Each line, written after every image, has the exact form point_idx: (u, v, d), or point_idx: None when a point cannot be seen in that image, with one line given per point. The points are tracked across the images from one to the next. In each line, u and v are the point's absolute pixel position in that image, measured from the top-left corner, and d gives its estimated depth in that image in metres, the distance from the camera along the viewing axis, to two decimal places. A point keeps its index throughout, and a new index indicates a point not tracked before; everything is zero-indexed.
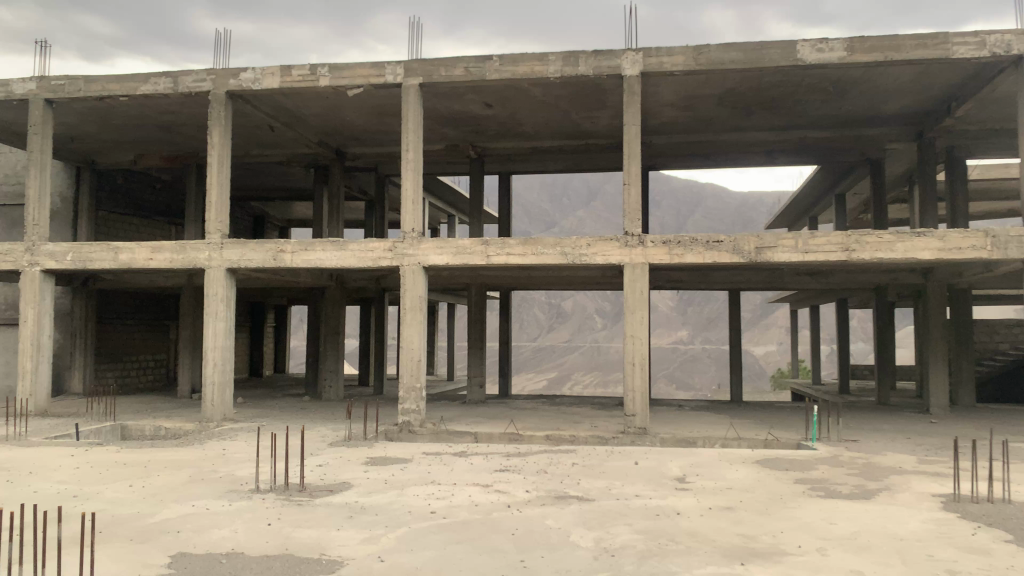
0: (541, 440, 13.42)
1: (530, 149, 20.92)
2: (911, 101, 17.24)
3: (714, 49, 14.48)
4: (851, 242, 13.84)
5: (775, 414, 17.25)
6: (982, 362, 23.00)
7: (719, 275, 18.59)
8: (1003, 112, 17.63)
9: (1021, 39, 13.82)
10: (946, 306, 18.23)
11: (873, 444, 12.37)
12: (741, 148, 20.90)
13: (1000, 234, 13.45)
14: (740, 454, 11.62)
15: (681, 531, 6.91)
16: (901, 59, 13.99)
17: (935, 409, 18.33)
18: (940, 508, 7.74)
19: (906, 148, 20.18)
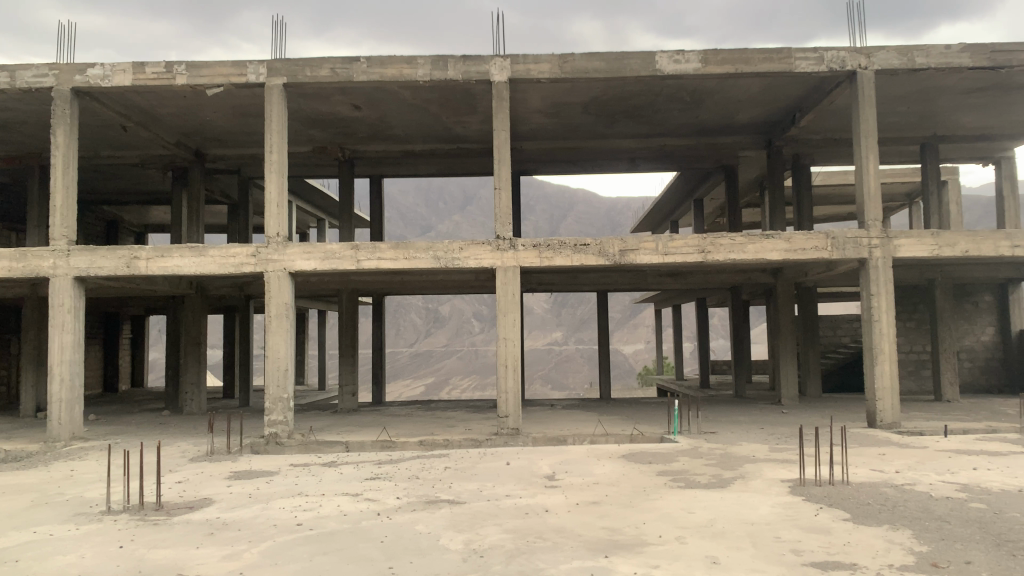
0: (414, 446, 13.33)
1: (400, 153, 20.77)
2: (761, 111, 18.34)
3: (578, 57, 14.87)
4: (707, 245, 14.56)
5: (641, 410, 17.89)
6: (827, 355, 24.78)
7: (587, 277, 19.11)
8: (840, 124, 19.07)
9: (854, 56, 14.98)
10: (794, 304, 19.49)
11: (729, 435, 13.06)
12: (607, 155, 21.57)
13: (839, 236, 14.57)
14: (608, 451, 11.98)
15: (549, 528, 7.04)
16: (750, 71, 14.87)
17: (786, 400, 19.62)
18: (788, 492, 8.27)
19: (756, 155, 21.46)
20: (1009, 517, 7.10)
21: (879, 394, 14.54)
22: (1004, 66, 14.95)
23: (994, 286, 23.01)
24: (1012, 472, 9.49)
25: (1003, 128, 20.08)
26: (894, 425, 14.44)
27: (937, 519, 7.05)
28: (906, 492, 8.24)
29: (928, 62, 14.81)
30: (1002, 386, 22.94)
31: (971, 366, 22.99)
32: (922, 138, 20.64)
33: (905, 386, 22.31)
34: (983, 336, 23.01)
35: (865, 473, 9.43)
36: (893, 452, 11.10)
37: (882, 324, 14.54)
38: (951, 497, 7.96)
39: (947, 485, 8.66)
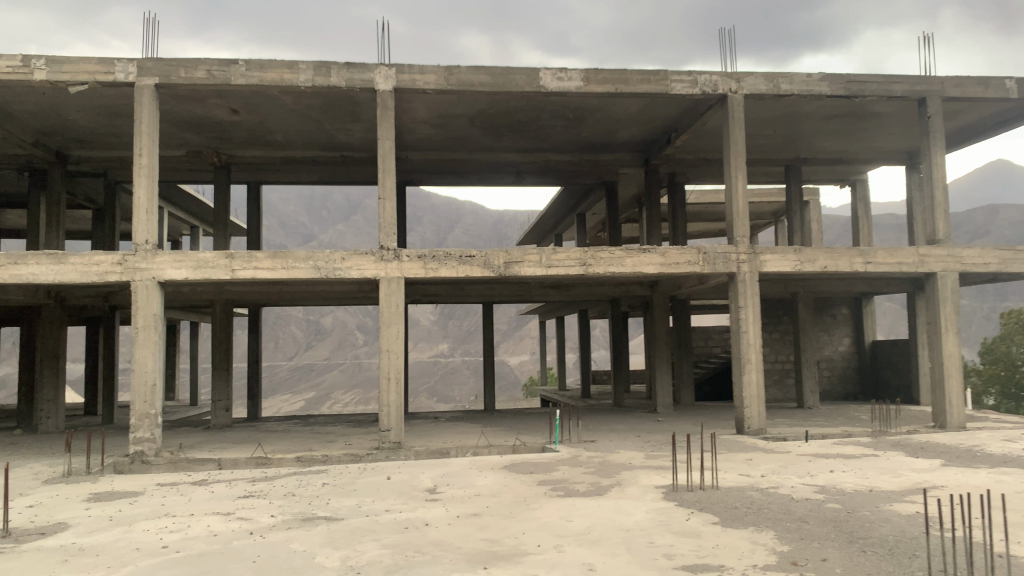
0: (291, 462, 12.93)
1: (280, 160, 20.22)
2: (639, 130, 19.00)
3: (464, 70, 14.95)
4: (588, 258, 14.88)
5: (522, 421, 18.03)
6: (700, 365, 25.84)
7: (471, 289, 19.16)
8: (712, 144, 20.01)
9: (726, 81, 15.75)
10: (669, 315, 20.20)
11: (608, 444, 13.39)
12: (492, 168, 21.75)
13: (710, 251, 15.27)
14: (490, 462, 12.01)
15: (428, 542, 6.98)
16: (630, 91, 15.38)
17: (661, 409, 20.28)
18: (661, 498, 8.55)
19: (635, 172, 22.20)
20: (861, 515, 7.60)
21: (747, 401, 15.26)
22: (858, 95, 16.12)
23: (850, 299, 24.66)
24: (864, 473, 10.17)
25: (857, 153, 21.63)
26: (760, 431, 15.19)
27: (797, 519, 7.46)
28: (770, 495, 8.68)
29: (792, 88, 15.79)
30: (857, 393, 24.58)
31: (830, 374, 24.50)
32: (787, 160, 21.93)
33: (771, 395, 23.56)
34: (841, 346, 24.60)
35: (734, 477, 9.85)
36: (759, 457, 11.68)
37: (749, 335, 15.28)
38: (810, 499, 8.45)
39: (807, 487, 9.19)
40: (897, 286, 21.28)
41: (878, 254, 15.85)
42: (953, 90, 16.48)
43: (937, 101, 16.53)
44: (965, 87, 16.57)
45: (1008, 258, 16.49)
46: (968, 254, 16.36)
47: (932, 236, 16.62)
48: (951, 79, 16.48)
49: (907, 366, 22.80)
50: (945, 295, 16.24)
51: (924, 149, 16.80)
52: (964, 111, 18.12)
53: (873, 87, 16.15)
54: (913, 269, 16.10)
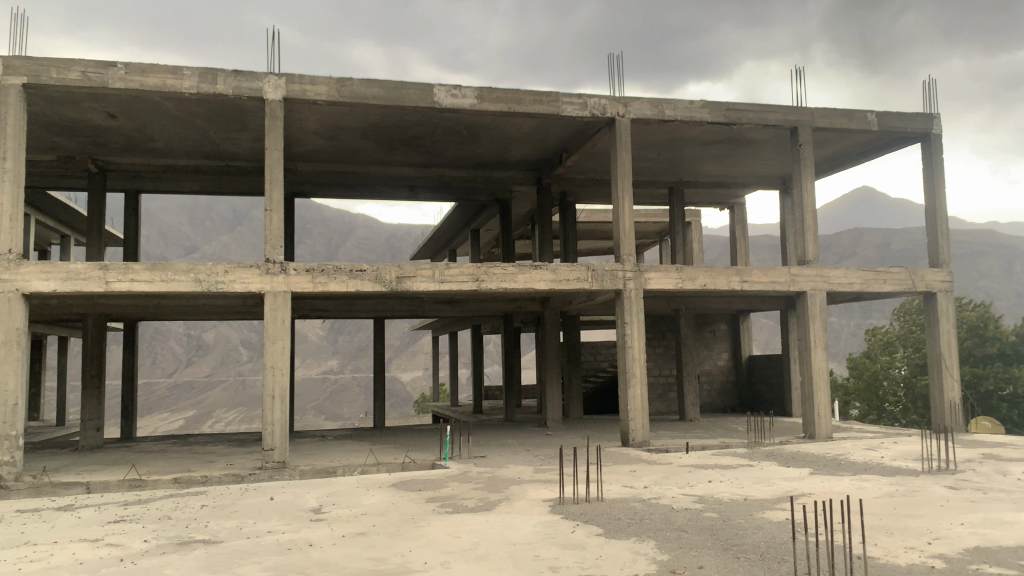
0: (168, 484, 12.35)
1: (162, 168, 19.39)
2: (531, 149, 19.34)
3: (357, 83, 14.82)
4: (480, 273, 14.98)
5: (412, 437, 17.89)
6: (588, 379, 26.40)
7: (362, 304, 18.90)
8: (601, 165, 20.59)
9: (614, 104, 16.26)
10: (560, 331, 20.56)
11: (497, 459, 13.47)
12: (385, 182, 21.60)
13: (598, 268, 15.68)
14: (378, 480, 11.85)
15: (312, 563, 6.82)
16: (522, 110, 15.64)
17: (551, 422, 20.54)
18: (548, 511, 8.67)
19: (528, 190, 22.53)
20: (735, 523, 7.96)
21: (632, 414, 15.68)
22: (737, 123, 16.99)
23: (728, 316, 25.81)
24: (739, 482, 10.65)
25: (736, 177, 22.74)
26: (644, 443, 15.64)
27: (676, 528, 7.73)
28: (652, 505, 8.96)
29: (675, 114, 16.47)
30: (734, 405, 25.72)
31: (710, 387, 25.52)
32: (671, 183, 22.82)
33: (655, 408, 24.32)
34: (719, 361, 25.69)
35: (618, 489, 10.11)
36: (643, 469, 12.04)
37: (634, 349, 15.73)
38: (689, 508, 8.77)
39: (686, 497, 9.54)
40: (771, 304, 22.45)
41: (753, 274, 16.71)
42: (822, 121, 17.61)
43: (808, 131, 17.61)
44: (832, 118, 17.73)
45: (869, 279, 17.71)
46: (835, 274, 17.46)
47: (802, 257, 17.66)
48: (819, 111, 17.61)
49: (779, 380, 24.06)
50: (813, 313, 17.25)
51: (795, 175, 17.84)
52: (831, 142, 19.40)
53: (750, 116, 17.06)
54: (785, 288, 17.05)
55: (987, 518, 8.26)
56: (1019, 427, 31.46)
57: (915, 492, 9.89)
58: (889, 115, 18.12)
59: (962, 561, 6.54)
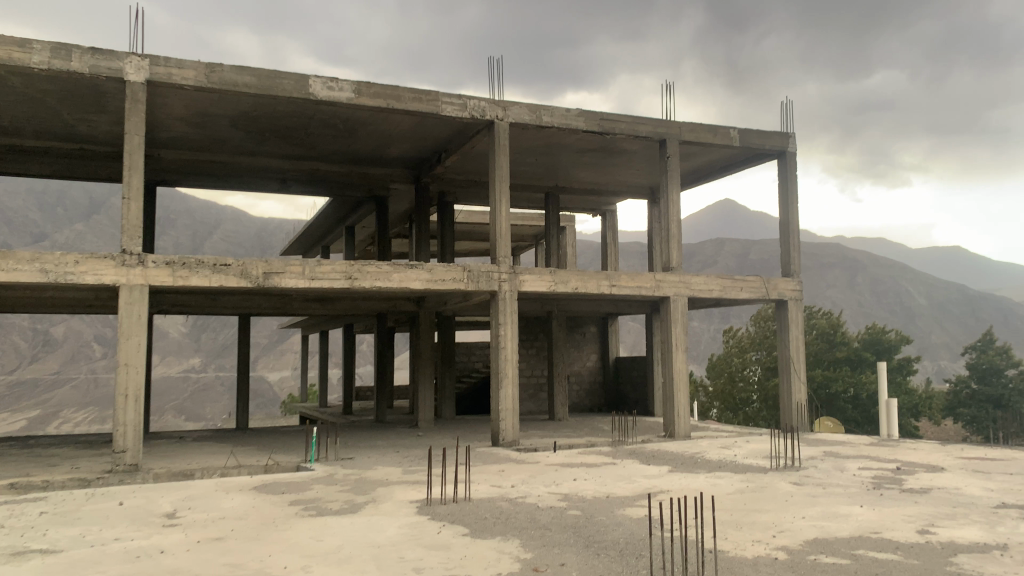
0: (2, 490, 11.39)
1: (5, 147, 17.89)
2: (409, 147, 19.18)
3: (227, 69, 14.23)
4: (353, 271, 14.71)
5: (278, 439, 17.33)
6: (461, 380, 26.48)
7: (227, 300, 18.16)
8: (478, 167, 20.69)
9: (493, 107, 16.37)
10: (433, 331, 20.50)
11: (364, 460, 13.27)
12: (254, 173, 20.82)
13: (474, 269, 15.74)
14: (239, 483, 11.40)
15: (162, 571, 6.48)
16: (400, 108, 15.49)
17: (423, 423, 20.43)
18: (415, 513, 8.61)
19: (405, 189, 22.34)
20: (597, 520, 8.19)
21: (502, 415, 15.83)
22: (610, 132, 17.52)
23: (597, 319, 26.53)
24: (602, 481, 10.96)
25: (608, 185, 23.43)
26: (514, 443, 15.82)
27: (540, 527, 7.86)
28: (517, 504, 9.07)
29: (552, 120, 16.78)
30: (601, 405, 26.47)
31: (578, 388, 26.13)
32: (547, 188, 23.24)
33: (526, 408, 24.68)
34: (588, 362, 26.39)
35: (485, 489, 10.17)
36: (511, 468, 12.18)
37: (507, 350, 15.88)
38: (554, 507, 8.94)
39: (551, 496, 9.72)
40: (637, 307, 23.29)
41: (622, 278, 17.27)
42: (689, 135, 18.42)
43: (676, 144, 18.36)
44: (698, 133, 18.59)
45: (728, 286, 18.69)
46: (696, 281, 18.29)
47: (667, 264, 18.41)
48: (687, 125, 18.41)
49: (644, 381, 24.96)
50: (676, 317, 18.01)
51: (663, 185, 18.56)
52: (696, 155, 20.32)
53: (622, 126, 17.64)
54: (651, 293, 17.72)
55: (826, 511, 8.88)
56: (859, 426, 34.01)
57: (763, 488, 10.50)
58: (750, 132, 19.19)
59: (802, 552, 7.00)
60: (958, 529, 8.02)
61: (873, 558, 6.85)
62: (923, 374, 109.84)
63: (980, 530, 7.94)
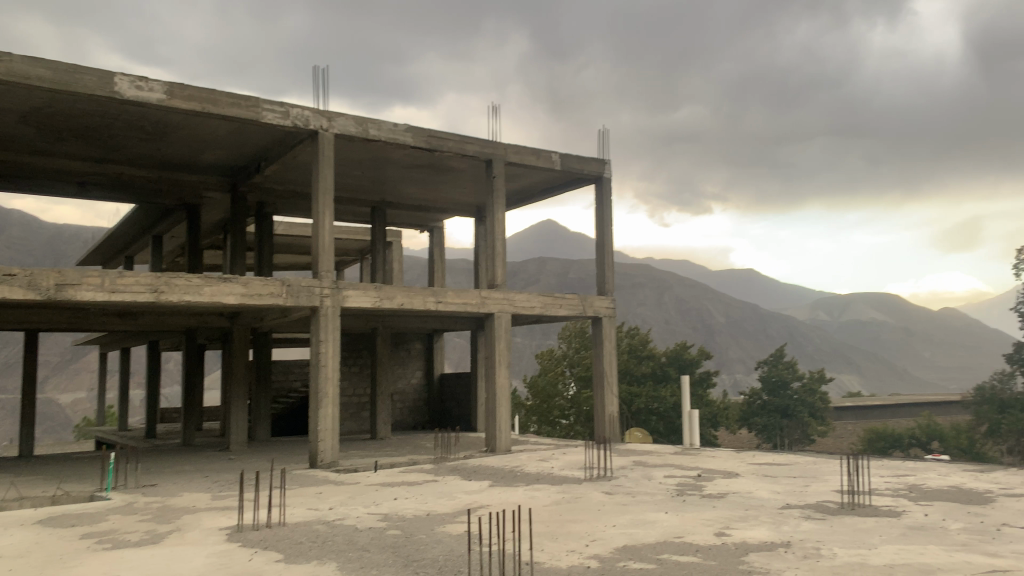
0: None
1: None
2: (226, 154, 18.30)
3: (17, 60, 12.93)
4: (160, 284, 13.78)
5: (68, 467, 15.80)
6: (278, 400, 25.49)
7: (9, 313, 16.38)
8: (301, 178, 20.11)
9: (317, 117, 15.99)
10: (249, 348, 19.59)
11: (169, 487, 12.41)
12: (47, 175, 19.01)
13: (293, 283, 15.22)
14: (20, 517, 10.29)
15: None
16: (217, 113, 14.76)
17: (235, 445, 19.41)
18: (224, 541, 8.16)
19: (220, 198, 21.27)
20: (416, 538, 8.14)
21: (321, 435, 15.36)
22: (438, 149, 17.67)
23: (422, 336, 26.49)
24: (423, 498, 10.91)
25: (434, 202, 23.57)
26: (333, 464, 15.39)
27: (359, 548, 7.70)
28: (335, 527, 8.83)
29: (379, 134, 16.66)
30: (424, 422, 26.41)
31: (401, 406, 25.90)
32: (372, 202, 22.99)
33: (346, 427, 24.14)
34: (412, 379, 26.24)
35: (302, 512, 9.83)
36: (329, 490, 11.85)
37: (328, 368, 15.45)
38: (373, 527, 8.80)
39: (371, 516, 9.55)
40: (462, 324, 23.52)
41: (447, 294, 17.39)
42: (513, 156, 18.93)
43: (501, 164, 18.79)
44: (522, 155, 19.15)
45: (548, 303, 19.33)
46: (519, 298, 18.77)
47: (491, 282, 18.75)
48: (512, 146, 18.92)
49: (467, 397, 25.21)
50: (499, 334, 18.34)
51: (488, 204, 18.91)
52: (520, 177, 20.92)
53: (449, 144, 17.84)
54: (475, 309, 17.97)
55: (634, 519, 9.36)
56: (663, 436, 36.33)
57: (578, 498, 10.91)
58: (570, 157, 20.05)
59: (613, 559, 7.34)
60: (750, 530, 8.74)
61: (676, 561, 7.31)
62: (721, 387, 119.29)
63: (768, 530, 8.70)
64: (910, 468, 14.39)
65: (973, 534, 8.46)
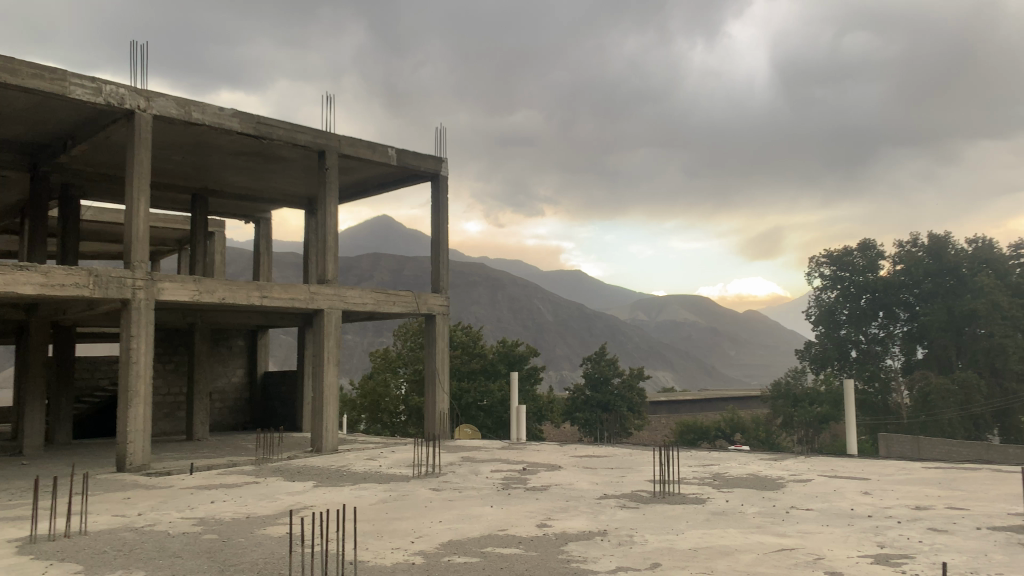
0: None
1: None
2: (25, 130, 16.65)
3: None
4: None
5: None
6: (81, 400, 23.58)
7: None
8: (113, 160, 18.68)
9: (134, 96, 14.91)
10: (48, 343, 17.96)
11: None
12: None
13: (102, 274, 14.11)
14: None
15: None
16: (16, 84, 13.39)
17: (28, 450, 17.72)
18: (13, 554, 7.44)
19: (18, 177, 19.33)
20: (235, 542, 7.81)
21: (130, 436, 14.34)
22: (267, 137, 17.03)
23: (246, 332, 25.38)
24: (243, 501, 10.49)
25: (263, 192, 22.66)
26: (143, 467, 14.42)
27: (170, 555, 7.28)
28: (144, 533, 8.30)
29: (203, 118, 15.79)
30: (245, 422, 25.32)
31: (221, 405, 24.70)
32: (194, 190, 21.76)
33: (159, 428, 22.70)
34: (234, 377, 25.09)
35: (106, 519, 9.15)
36: (138, 495, 11.10)
37: (140, 365, 14.45)
38: (186, 532, 8.34)
39: (185, 521, 9.05)
40: (289, 320, 22.78)
41: (274, 289, 16.79)
42: (347, 149, 18.58)
43: (334, 156, 18.37)
44: (357, 148, 18.83)
45: (380, 300, 19.15)
46: (350, 294, 18.43)
47: (322, 277, 18.31)
48: (346, 139, 18.56)
49: (292, 396, 24.45)
50: (329, 331, 17.93)
51: (320, 196, 18.43)
52: (354, 170, 20.58)
53: (279, 132, 17.23)
54: (303, 305, 17.47)
55: (460, 514, 9.49)
56: (491, 431, 37.13)
57: (405, 495, 10.91)
58: (406, 152, 19.95)
59: (437, 555, 7.40)
60: (570, 520, 9.11)
61: (499, 553, 7.49)
62: (547, 385, 123.38)
63: (586, 520, 9.10)
64: (715, 458, 15.57)
65: (766, 516, 9.30)
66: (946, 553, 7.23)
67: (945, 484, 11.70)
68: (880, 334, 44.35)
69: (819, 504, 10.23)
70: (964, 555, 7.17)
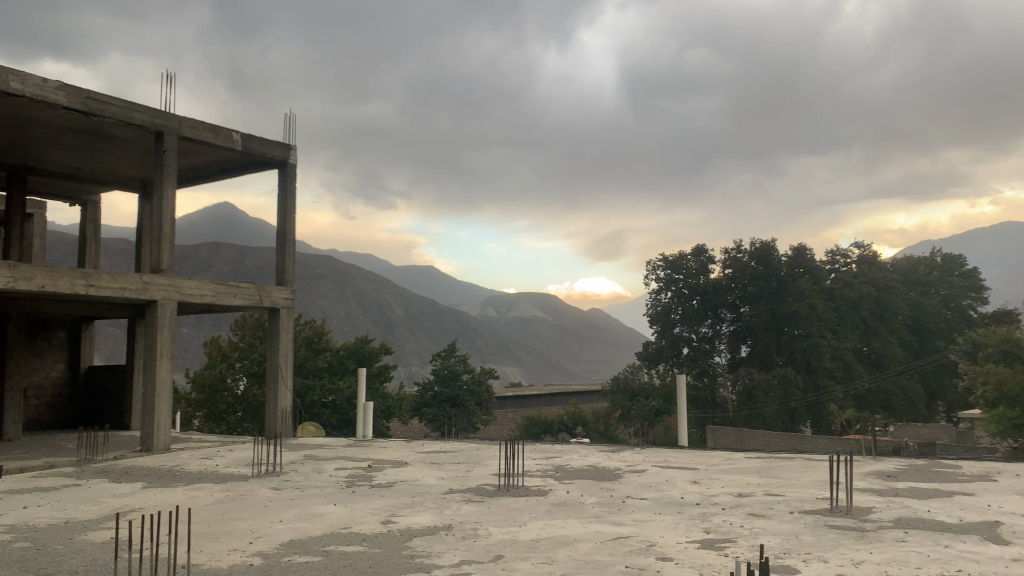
0: None
1: None
2: None
3: None
4: None
5: None
6: None
7: None
8: None
9: None
10: None
11: None
12: None
13: None
14: None
15: None
16: None
17: None
18: None
19: None
20: (51, 550, 7.22)
21: None
22: (97, 114, 15.83)
23: (67, 323, 23.50)
24: (62, 505, 9.71)
25: (91, 173, 21.04)
26: None
27: None
28: None
29: (23, 89, 14.46)
30: (65, 421, 23.41)
31: (37, 403, 22.70)
32: (10, 166, 19.86)
33: None
34: (53, 372, 23.13)
35: None
36: None
37: None
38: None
39: None
40: (117, 311, 21.30)
41: (100, 277, 15.66)
42: (188, 131, 17.59)
43: (173, 138, 17.35)
44: (198, 130, 17.87)
45: (220, 292, 18.33)
46: (187, 285, 17.49)
47: (157, 265, 17.25)
48: (187, 120, 17.58)
49: (120, 392, 22.88)
50: (163, 323, 16.91)
51: (156, 180, 17.34)
52: (195, 154, 19.53)
53: (111, 110, 16.06)
54: (135, 295, 16.40)
55: (302, 512, 9.25)
56: (336, 429, 36.29)
57: (244, 495, 10.50)
58: (252, 138, 19.15)
59: (276, 555, 7.18)
60: (414, 516, 9.10)
61: (341, 552, 7.37)
62: (395, 380, 122.82)
63: (431, 515, 9.14)
64: (557, 450, 16.10)
65: (604, 506, 9.71)
66: (763, 536, 7.86)
67: (763, 473, 12.70)
68: (709, 332, 47.47)
69: (653, 493, 10.80)
70: (779, 537, 7.82)
